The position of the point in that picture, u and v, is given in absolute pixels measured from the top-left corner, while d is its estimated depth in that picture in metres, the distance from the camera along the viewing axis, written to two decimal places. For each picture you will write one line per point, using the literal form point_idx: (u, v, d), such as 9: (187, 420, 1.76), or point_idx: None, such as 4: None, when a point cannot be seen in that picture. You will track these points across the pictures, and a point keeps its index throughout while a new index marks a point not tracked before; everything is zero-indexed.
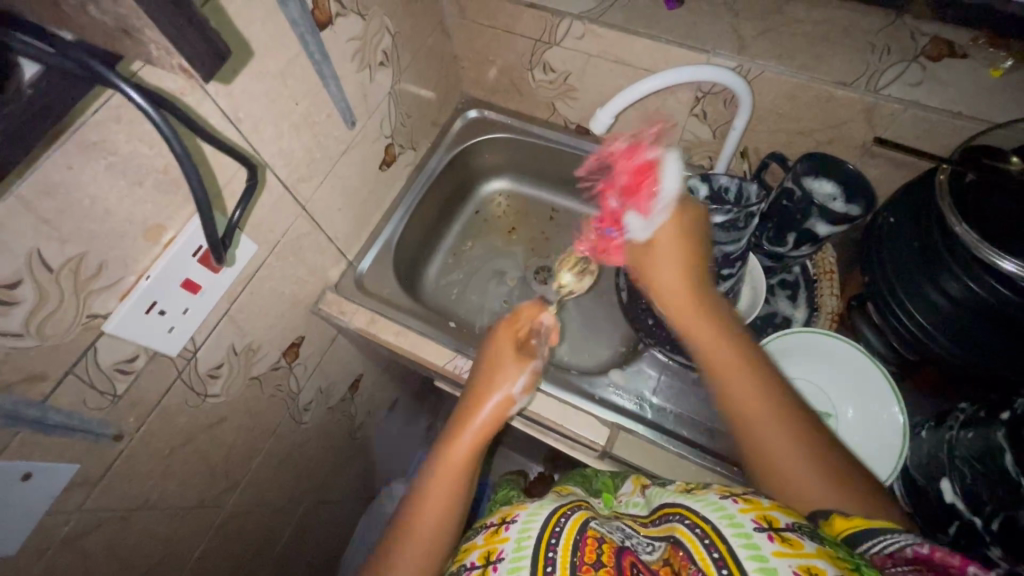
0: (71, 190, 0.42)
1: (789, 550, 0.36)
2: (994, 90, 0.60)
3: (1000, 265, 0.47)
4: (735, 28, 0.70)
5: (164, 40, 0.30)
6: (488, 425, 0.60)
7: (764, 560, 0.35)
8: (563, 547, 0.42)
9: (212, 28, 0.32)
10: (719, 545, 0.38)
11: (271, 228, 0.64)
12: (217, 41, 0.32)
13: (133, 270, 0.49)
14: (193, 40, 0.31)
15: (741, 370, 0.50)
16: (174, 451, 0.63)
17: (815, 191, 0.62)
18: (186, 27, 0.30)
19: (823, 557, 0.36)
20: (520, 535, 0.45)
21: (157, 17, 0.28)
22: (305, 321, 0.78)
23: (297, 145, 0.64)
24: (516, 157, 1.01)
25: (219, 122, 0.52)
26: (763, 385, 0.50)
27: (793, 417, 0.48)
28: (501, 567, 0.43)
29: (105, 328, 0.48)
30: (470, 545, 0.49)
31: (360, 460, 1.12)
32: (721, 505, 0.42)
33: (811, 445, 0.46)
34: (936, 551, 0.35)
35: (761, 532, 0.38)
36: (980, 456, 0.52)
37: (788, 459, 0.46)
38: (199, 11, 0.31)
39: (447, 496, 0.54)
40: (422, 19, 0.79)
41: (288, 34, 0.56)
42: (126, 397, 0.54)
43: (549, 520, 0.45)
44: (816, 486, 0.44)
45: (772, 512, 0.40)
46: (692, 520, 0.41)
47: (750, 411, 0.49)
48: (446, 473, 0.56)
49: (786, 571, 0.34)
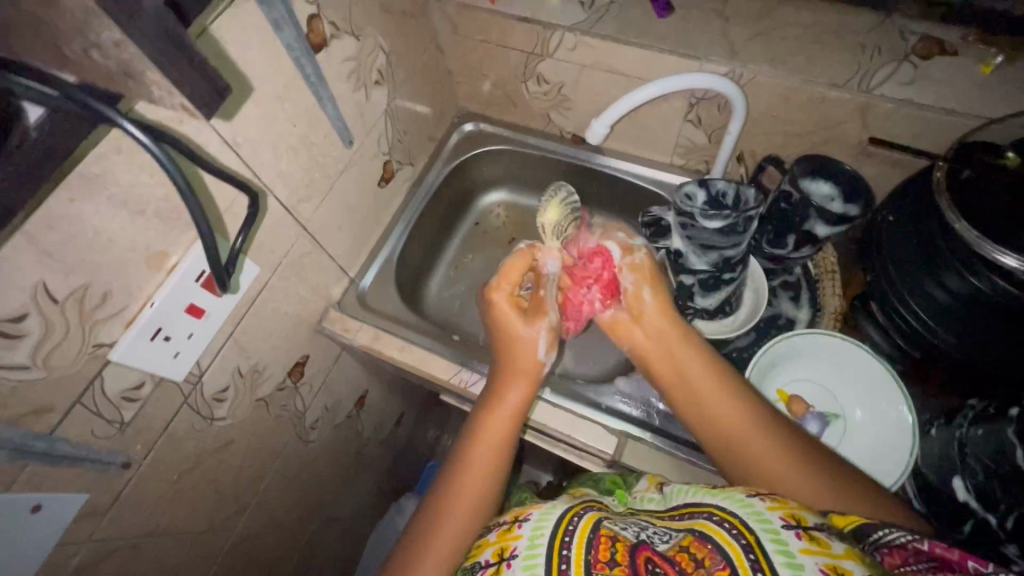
0: (73, 222, 0.42)
1: (817, 549, 0.37)
2: (986, 87, 0.61)
3: (1000, 259, 0.47)
4: (726, 33, 0.70)
5: (167, 82, 0.30)
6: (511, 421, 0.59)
7: (791, 556, 0.37)
8: (578, 545, 0.42)
9: (212, 68, 0.33)
10: (748, 536, 0.39)
11: (272, 250, 0.65)
12: (217, 79, 0.33)
13: (136, 299, 0.49)
14: (195, 80, 0.31)
15: (707, 386, 0.55)
16: (182, 476, 0.63)
17: (813, 192, 0.61)
18: (189, 69, 0.31)
19: (850, 559, 0.37)
20: (534, 533, 0.44)
21: (161, 61, 0.29)
22: (310, 341, 0.78)
23: (296, 167, 0.64)
24: (513, 169, 1.02)
25: (219, 149, 0.53)
26: (723, 390, 0.54)
27: (771, 421, 0.51)
28: (515, 564, 0.42)
29: (110, 357, 0.48)
30: (483, 542, 0.48)
31: (367, 476, 1.11)
32: (749, 502, 0.42)
33: (782, 440, 0.49)
34: (936, 547, 0.34)
35: (790, 529, 0.39)
36: (991, 454, 0.53)
37: (768, 457, 0.48)
38: (199, 51, 0.31)
39: (475, 493, 0.53)
40: (414, 37, 0.80)
41: (284, 58, 0.57)
42: (134, 424, 0.54)
43: (564, 517, 0.45)
44: (803, 478, 0.46)
45: (800, 511, 0.41)
46: (721, 517, 0.41)
47: (717, 413, 0.53)
48: (479, 466, 0.55)
49: (813, 567, 0.36)
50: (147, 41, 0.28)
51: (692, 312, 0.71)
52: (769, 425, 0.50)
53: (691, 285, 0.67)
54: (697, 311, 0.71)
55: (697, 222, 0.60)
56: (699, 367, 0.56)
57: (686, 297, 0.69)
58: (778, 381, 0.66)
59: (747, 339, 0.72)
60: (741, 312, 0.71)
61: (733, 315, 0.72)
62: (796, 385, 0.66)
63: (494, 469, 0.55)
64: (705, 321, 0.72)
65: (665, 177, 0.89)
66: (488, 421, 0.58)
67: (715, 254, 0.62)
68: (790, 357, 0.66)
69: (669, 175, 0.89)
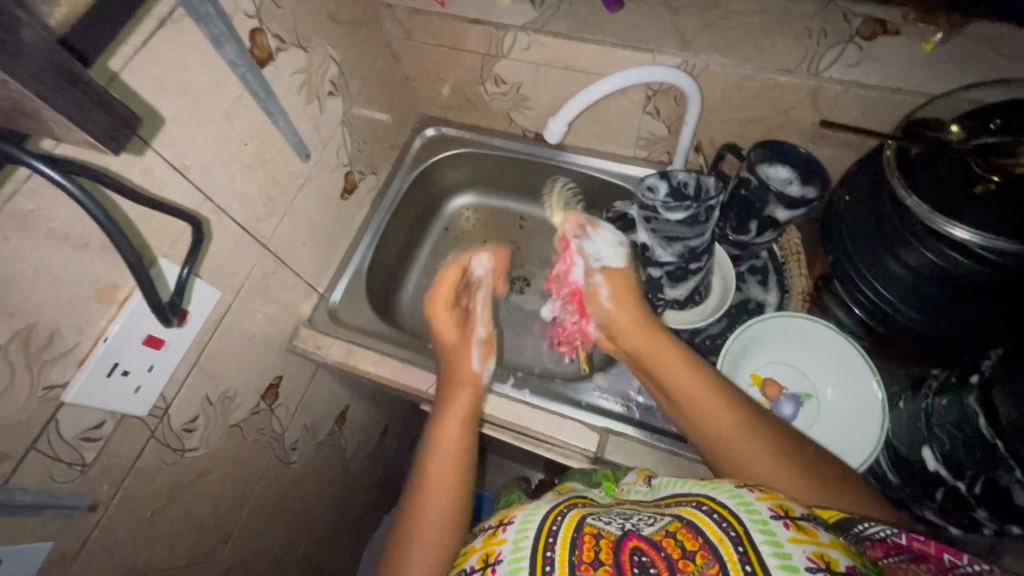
0: (8, 262, 0.40)
1: (805, 538, 0.37)
2: (928, 64, 0.62)
3: (951, 232, 0.48)
4: (676, 25, 0.70)
5: (64, 119, 0.30)
6: (463, 431, 0.60)
7: (780, 546, 0.36)
8: (562, 544, 0.41)
9: (114, 99, 0.33)
10: (738, 527, 0.38)
11: (232, 272, 0.63)
12: (124, 112, 0.33)
13: (88, 334, 0.47)
14: (97, 117, 0.32)
15: (687, 371, 0.55)
16: (155, 512, 0.61)
17: (771, 177, 0.62)
18: (84, 102, 0.31)
19: (836, 547, 0.37)
20: (518, 535, 0.44)
21: (50, 98, 0.29)
22: (282, 361, 0.77)
23: (251, 186, 0.63)
24: (479, 172, 1.01)
25: (164, 172, 0.51)
26: (705, 378, 0.54)
27: (747, 410, 0.51)
28: (500, 570, 0.42)
29: (64, 398, 0.46)
30: (469, 548, 0.48)
31: (356, 491, 1.09)
32: (737, 491, 0.42)
33: (764, 431, 0.49)
34: (913, 541, 0.36)
35: (779, 519, 0.38)
36: (958, 423, 0.54)
37: (748, 446, 0.48)
38: (96, 83, 0.31)
39: (445, 504, 0.53)
40: (365, 44, 0.79)
41: (228, 76, 0.55)
42: (97, 464, 0.52)
43: (546, 517, 0.44)
44: (781, 469, 0.46)
45: (787, 502, 0.41)
46: (709, 505, 0.41)
47: (698, 397, 0.53)
48: (444, 476, 0.55)
49: (801, 557, 0.35)
50: (35, 80, 0.28)
51: (664, 303, 0.71)
52: (749, 415, 0.51)
53: (659, 277, 0.68)
54: (667, 302, 0.72)
55: (660, 214, 0.60)
56: (673, 354, 0.57)
57: (656, 289, 0.70)
58: (751, 365, 0.67)
59: (720, 327, 0.73)
60: (710, 301, 0.73)
61: (703, 303, 0.73)
62: (769, 368, 0.67)
63: (463, 453, 0.58)
64: (676, 310, 0.73)
65: (629, 170, 0.89)
66: (441, 436, 0.59)
67: (681, 246, 0.62)
68: (761, 342, 0.67)
69: (633, 168, 0.89)
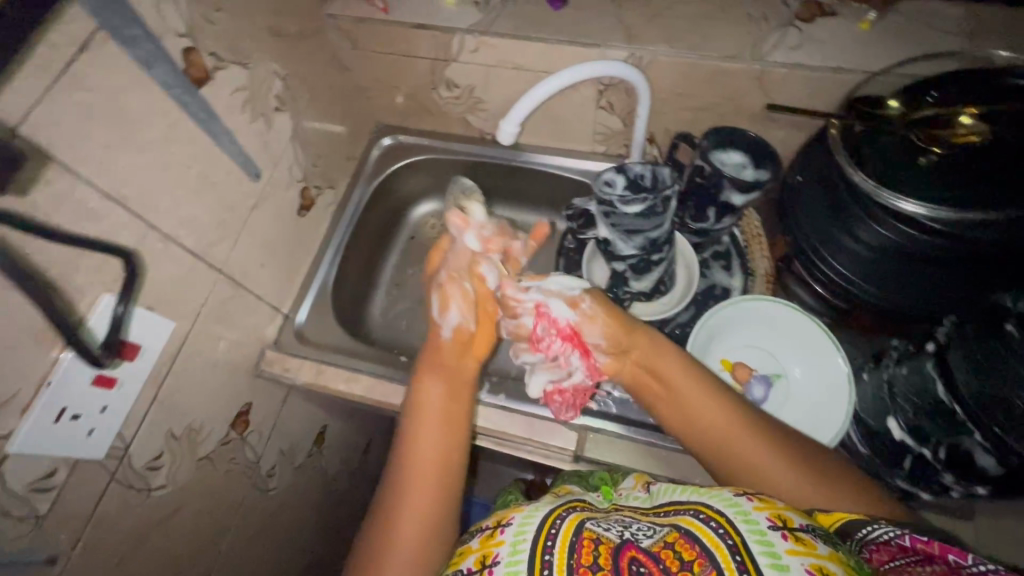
0: None
1: (803, 549, 0.37)
2: (866, 43, 0.63)
3: (900, 206, 0.49)
4: (621, 18, 0.71)
5: None
6: (449, 417, 0.58)
7: (777, 557, 0.36)
8: (561, 550, 0.40)
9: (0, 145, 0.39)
10: (734, 535, 0.39)
11: (186, 301, 0.60)
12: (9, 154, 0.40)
13: (30, 380, 0.45)
14: None
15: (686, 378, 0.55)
16: (124, 558, 0.58)
17: (724, 163, 0.63)
18: None
19: (835, 560, 0.36)
20: (516, 537, 0.43)
21: None
22: (250, 387, 0.74)
23: (199, 210, 0.60)
24: (440, 178, 0.99)
25: (102, 203, 0.49)
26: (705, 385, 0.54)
27: (749, 414, 0.52)
28: (497, 571, 0.41)
29: (8, 450, 0.44)
30: (466, 548, 0.46)
31: (342, 511, 1.07)
32: (735, 500, 0.42)
33: (767, 434, 0.51)
34: (917, 542, 0.37)
35: (777, 530, 0.39)
36: (919, 397, 0.57)
37: (756, 451, 0.49)
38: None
39: (426, 500, 0.53)
40: (310, 56, 0.77)
41: (163, 99, 0.53)
42: (53, 514, 0.49)
43: (545, 520, 0.44)
44: (786, 473, 0.48)
45: (786, 512, 0.41)
46: (706, 514, 0.41)
47: (700, 406, 0.53)
48: (425, 469, 0.54)
49: (799, 570, 0.36)
50: None
51: (630, 296, 0.72)
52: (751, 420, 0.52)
53: (624, 270, 0.68)
54: (634, 294, 0.72)
55: (619, 209, 0.60)
56: (673, 361, 0.56)
57: (622, 283, 0.70)
58: (720, 350, 0.68)
59: (688, 315, 0.74)
60: (676, 289, 0.73)
61: (670, 292, 0.73)
62: (737, 352, 0.68)
63: (450, 439, 0.57)
64: (644, 302, 0.73)
65: (589, 165, 0.89)
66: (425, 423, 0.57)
67: (641, 238, 0.62)
68: (726, 327, 0.68)
69: (593, 164, 0.89)
